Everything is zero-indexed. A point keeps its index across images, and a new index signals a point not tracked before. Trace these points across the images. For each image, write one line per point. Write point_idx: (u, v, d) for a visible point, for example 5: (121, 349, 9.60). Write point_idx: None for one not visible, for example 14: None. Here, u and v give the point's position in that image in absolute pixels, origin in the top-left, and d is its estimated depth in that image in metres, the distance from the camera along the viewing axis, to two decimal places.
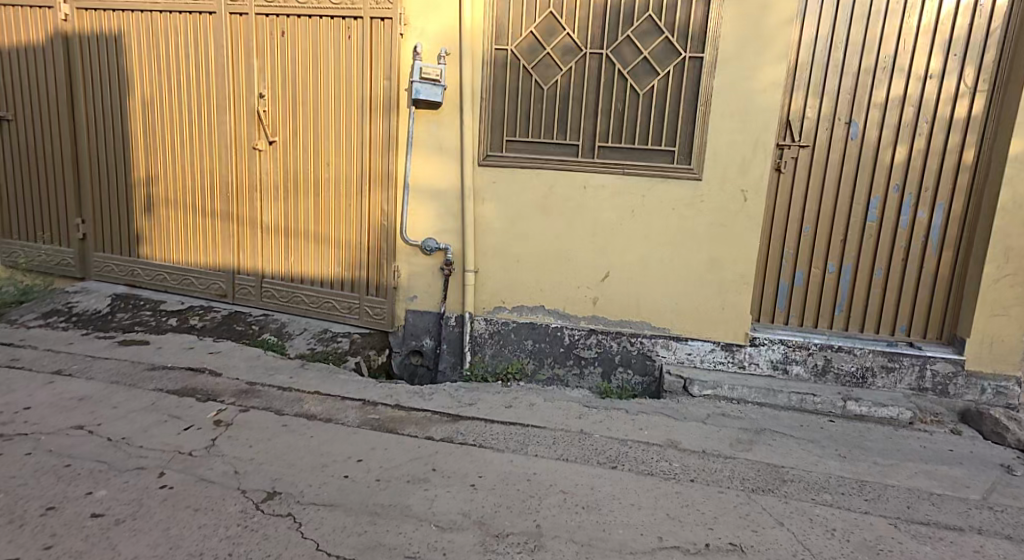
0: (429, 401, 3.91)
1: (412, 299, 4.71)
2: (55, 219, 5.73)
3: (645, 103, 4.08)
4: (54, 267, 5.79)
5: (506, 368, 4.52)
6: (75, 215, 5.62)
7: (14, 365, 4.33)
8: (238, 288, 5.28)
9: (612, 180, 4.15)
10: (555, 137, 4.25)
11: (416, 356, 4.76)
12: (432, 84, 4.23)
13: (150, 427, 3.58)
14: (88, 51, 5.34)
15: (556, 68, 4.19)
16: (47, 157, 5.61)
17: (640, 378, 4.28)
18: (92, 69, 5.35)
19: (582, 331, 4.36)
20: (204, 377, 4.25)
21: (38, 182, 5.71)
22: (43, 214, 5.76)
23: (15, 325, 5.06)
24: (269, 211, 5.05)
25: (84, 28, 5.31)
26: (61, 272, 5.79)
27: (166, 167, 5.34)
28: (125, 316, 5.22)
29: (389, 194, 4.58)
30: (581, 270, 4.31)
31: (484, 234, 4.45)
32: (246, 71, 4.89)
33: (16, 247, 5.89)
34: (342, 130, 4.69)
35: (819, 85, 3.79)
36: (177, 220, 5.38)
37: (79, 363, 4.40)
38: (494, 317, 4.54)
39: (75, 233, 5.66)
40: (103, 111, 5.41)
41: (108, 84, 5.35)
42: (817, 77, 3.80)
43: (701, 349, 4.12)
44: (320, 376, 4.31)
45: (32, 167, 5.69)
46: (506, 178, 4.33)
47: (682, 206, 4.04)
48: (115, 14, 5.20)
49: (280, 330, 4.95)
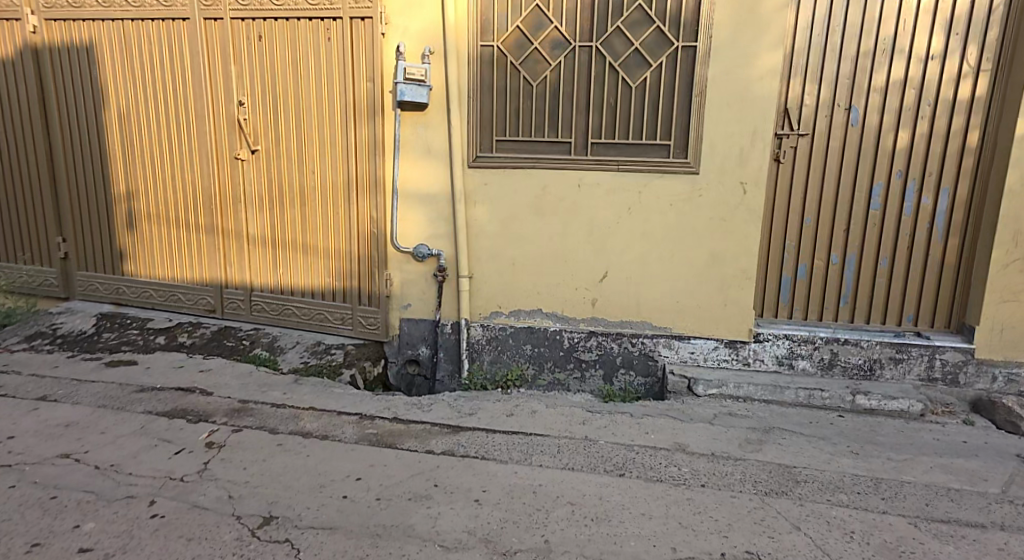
0: (429, 412, 3.82)
1: (406, 307, 4.61)
2: (36, 239, 5.58)
3: (638, 96, 4.00)
4: (37, 288, 5.65)
5: (505, 375, 4.45)
6: (55, 234, 5.48)
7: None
8: (227, 303, 5.16)
9: (607, 177, 4.07)
10: (548, 134, 4.17)
11: (413, 365, 4.69)
12: (417, 85, 4.16)
13: (139, 452, 3.46)
14: (60, 65, 5.19)
15: (545, 64, 4.11)
16: (25, 175, 5.46)
17: (643, 379, 4.21)
18: (66, 82, 5.21)
19: (582, 333, 4.28)
20: (194, 396, 4.14)
21: (16, 202, 5.56)
22: (22, 234, 5.61)
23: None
24: (255, 222, 4.94)
25: (55, 41, 5.16)
26: (44, 293, 5.65)
27: (147, 181, 5.21)
28: (111, 336, 5.09)
29: (377, 200, 4.48)
30: (578, 271, 4.23)
31: (478, 237, 4.36)
32: (225, 79, 4.77)
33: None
34: (326, 136, 4.59)
35: (817, 71, 3.73)
36: (162, 234, 5.26)
37: (64, 388, 4.27)
38: (491, 322, 4.45)
39: (56, 252, 5.52)
40: (79, 125, 5.28)
41: (84, 97, 5.21)
42: (815, 62, 3.74)
43: (705, 347, 4.05)
44: (314, 391, 4.21)
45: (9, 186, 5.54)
46: (500, 179, 4.24)
47: (679, 201, 3.97)
48: (86, 26, 5.06)
49: (273, 344, 4.84)
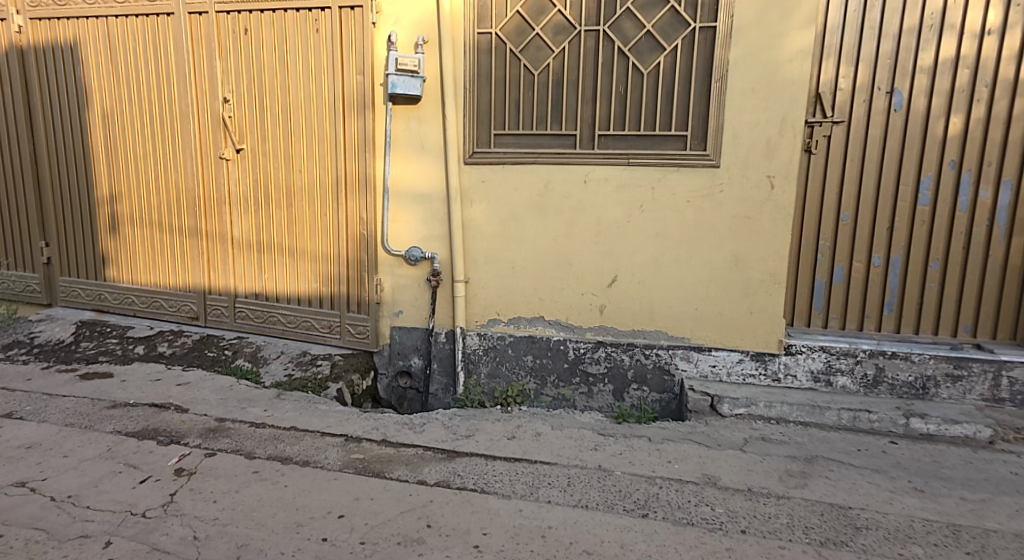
0: (421, 433, 3.40)
1: (397, 315, 4.23)
2: (19, 244, 5.21)
3: (650, 83, 3.61)
4: (21, 294, 5.27)
5: (505, 389, 4.06)
6: (39, 238, 5.10)
7: None
8: (210, 310, 4.75)
9: (615, 173, 3.68)
10: (551, 126, 3.79)
11: (404, 377, 4.31)
12: (409, 76, 3.80)
13: (101, 481, 3.06)
14: (42, 63, 4.81)
15: (547, 50, 3.72)
16: (9, 177, 5.09)
17: (657, 395, 3.82)
18: (48, 81, 4.83)
19: (588, 343, 3.90)
20: (169, 414, 3.74)
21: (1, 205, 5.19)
22: (6, 239, 5.24)
23: None
24: (240, 225, 4.52)
25: (39, 40, 4.78)
26: (28, 299, 5.26)
27: (130, 183, 4.80)
28: (90, 345, 4.70)
29: (368, 199, 4.09)
30: (584, 276, 3.85)
31: (474, 238, 3.98)
32: (209, 74, 4.37)
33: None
34: (314, 133, 4.19)
35: (853, 52, 3.37)
36: (145, 238, 4.85)
37: (33, 403, 3.88)
38: (489, 330, 4.07)
39: (40, 257, 5.13)
40: (60, 125, 4.88)
41: (66, 96, 4.81)
42: (851, 42, 3.37)
43: (729, 358, 3.66)
44: (297, 408, 3.80)
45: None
46: (498, 176, 3.87)
47: (698, 197, 3.58)
48: (69, 23, 4.67)
49: (256, 354, 4.43)
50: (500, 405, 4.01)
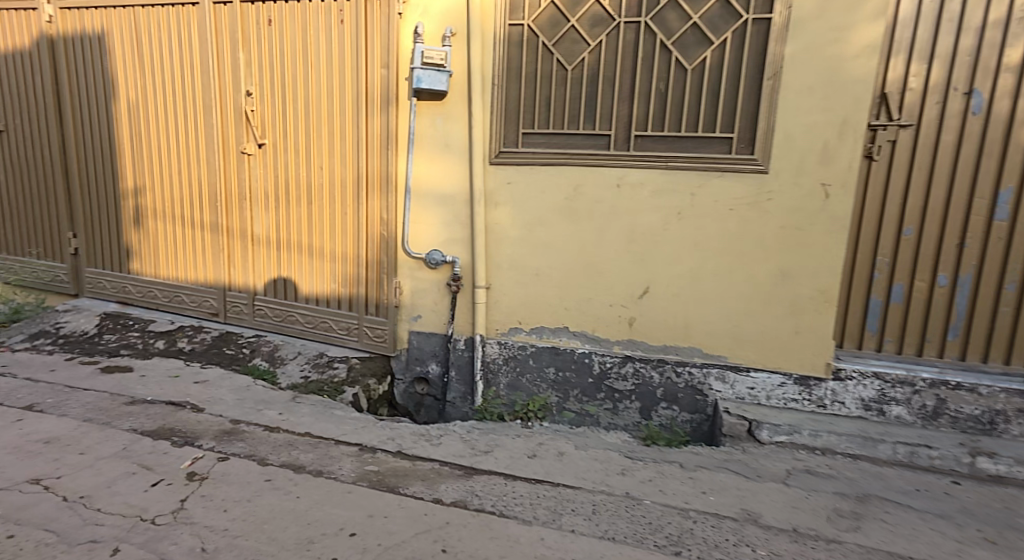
0: (437, 446, 3.19)
1: (415, 320, 4.04)
2: (49, 233, 5.05)
3: (693, 81, 3.42)
4: (50, 283, 5.10)
5: (525, 403, 3.87)
6: (67, 228, 4.95)
7: None
8: (230, 306, 4.54)
9: (652, 176, 3.50)
10: (584, 125, 3.60)
11: (422, 383, 4.09)
12: (435, 71, 3.64)
13: (115, 482, 2.72)
14: (73, 54, 4.74)
15: (582, 44, 3.54)
16: (36, 166, 4.97)
17: (688, 416, 3.64)
18: (78, 72, 4.75)
19: (616, 357, 3.73)
20: (186, 413, 3.37)
21: (28, 195, 5.06)
22: (35, 228, 5.09)
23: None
24: (261, 221, 4.38)
25: (68, 31, 4.71)
26: (57, 289, 5.09)
27: (154, 175, 4.69)
28: (112, 338, 4.39)
29: (389, 199, 3.95)
30: (615, 286, 3.67)
31: (497, 242, 3.80)
32: (232, 66, 4.27)
33: (5, 261, 5.25)
34: (336, 128, 4.06)
35: (926, 47, 3.17)
36: (167, 232, 4.70)
37: (54, 396, 3.50)
38: (510, 339, 3.88)
39: (68, 247, 4.98)
40: (88, 117, 4.80)
41: (95, 87, 4.73)
42: (925, 35, 3.17)
43: (770, 380, 3.50)
44: (313, 412, 3.50)
45: (24, 179, 5.05)
46: (526, 178, 3.69)
47: (743, 205, 3.41)
48: (97, 14, 4.61)
49: (273, 354, 4.20)
50: (519, 420, 3.84)
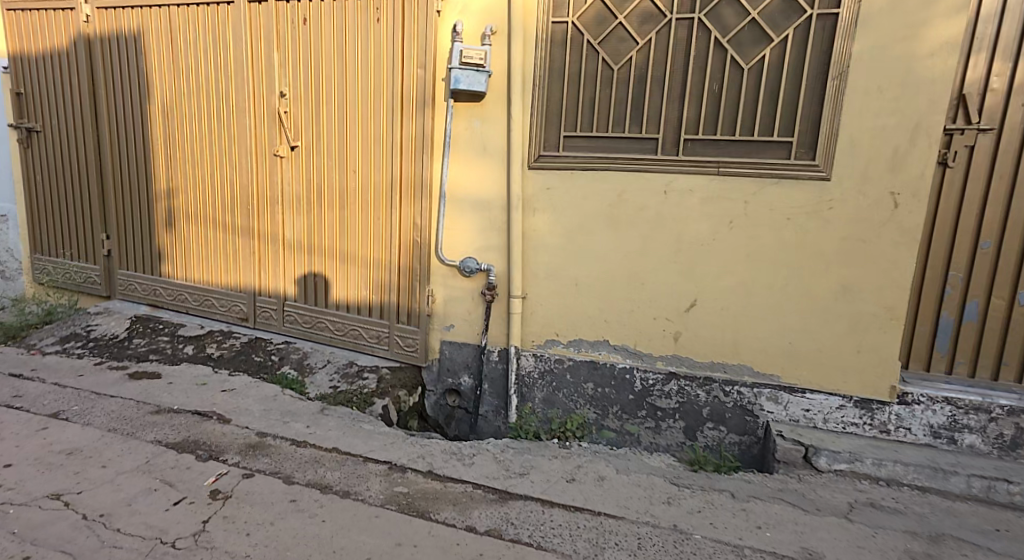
0: (470, 467, 3.02)
1: (448, 329, 3.89)
2: (81, 234, 5.03)
3: (750, 81, 3.28)
4: (82, 285, 5.10)
5: (563, 421, 3.68)
6: (100, 230, 4.93)
7: (12, 407, 3.40)
8: (259, 312, 4.45)
9: (702, 183, 3.35)
10: (630, 128, 3.46)
11: (453, 395, 3.95)
12: (474, 71, 3.48)
13: (135, 499, 2.63)
14: (109, 54, 4.71)
15: (631, 42, 3.39)
16: (71, 167, 4.96)
17: (736, 437, 3.44)
18: (113, 71, 4.72)
19: (659, 374, 3.54)
20: (211, 424, 3.28)
21: (62, 196, 5.06)
22: (70, 229, 5.08)
23: (30, 352, 4.30)
24: (292, 225, 4.27)
25: (105, 30, 4.68)
26: (89, 291, 5.09)
27: (187, 177, 4.63)
28: (142, 342, 4.35)
29: (422, 204, 3.80)
30: (662, 298, 3.50)
31: (535, 250, 3.65)
32: (266, 66, 4.18)
33: (39, 262, 5.27)
34: (369, 130, 3.93)
35: (1012, 44, 2.97)
36: (200, 235, 4.63)
37: (81, 403, 3.45)
38: (546, 351, 3.71)
39: (100, 249, 4.96)
40: (124, 118, 4.76)
41: (130, 87, 4.69)
42: (1012, 30, 2.97)
43: (827, 403, 3.30)
44: (341, 426, 3.37)
45: (58, 180, 5.05)
46: (566, 183, 3.54)
47: (802, 215, 3.24)
48: (134, 13, 4.56)
49: (302, 362, 4.07)
50: (557, 438, 3.63)
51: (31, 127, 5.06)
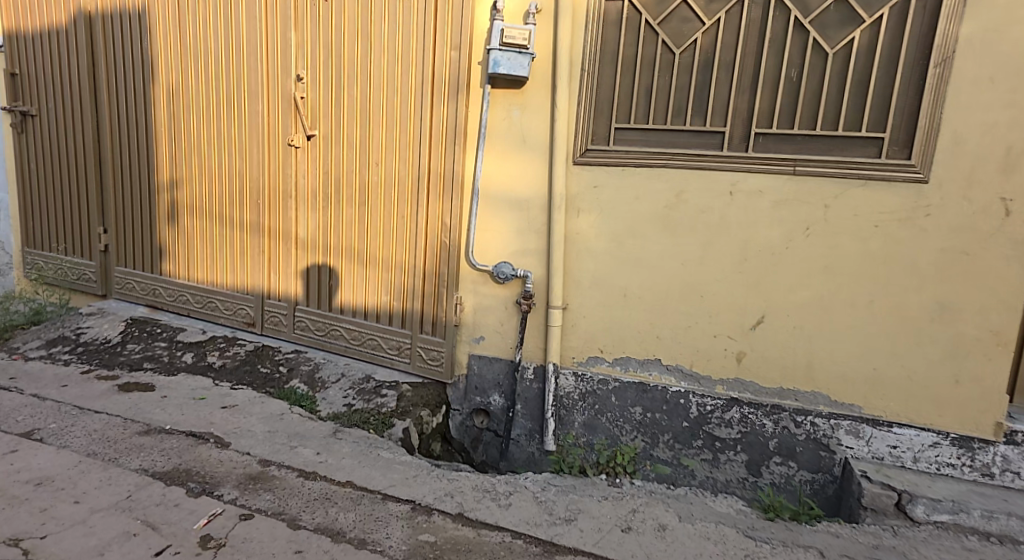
0: (507, 510, 2.59)
1: (477, 341, 3.46)
2: (77, 227, 4.64)
3: (835, 67, 2.83)
4: (75, 282, 4.71)
5: (612, 454, 3.26)
6: (96, 223, 4.54)
7: None
8: (267, 317, 4.04)
9: (775, 183, 2.92)
10: (692, 121, 3.03)
11: (481, 416, 3.53)
12: (516, 53, 3.07)
13: (108, 546, 2.22)
14: (109, 32, 4.31)
15: (695, 23, 2.97)
16: (67, 154, 4.57)
17: (808, 475, 3.00)
18: (113, 52, 4.32)
19: (719, 400, 3.10)
20: (207, 449, 2.87)
21: (57, 187, 4.68)
22: (64, 223, 4.70)
23: (12, 357, 3.91)
24: (305, 223, 3.85)
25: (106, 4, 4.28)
26: (83, 289, 4.70)
27: (191, 168, 4.22)
28: (136, 348, 3.95)
29: (453, 202, 3.37)
30: (725, 313, 3.06)
31: (579, 256, 3.22)
32: (281, 45, 3.76)
33: (31, 256, 4.89)
34: (395, 118, 3.50)
35: None
36: (205, 232, 4.23)
37: (59, 420, 3.05)
38: (588, 370, 3.28)
39: (96, 244, 4.57)
40: (125, 101, 4.36)
41: (131, 69, 4.29)
42: None
43: (919, 439, 2.85)
44: (355, 454, 2.95)
45: (53, 169, 4.66)
46: (617, 181, 3.11)
47: (894, 221, 2.80)
48: None
49: (313, 376, 3.64)
50: (606, 474, 3.22)
51: (25, 110, 4.67)
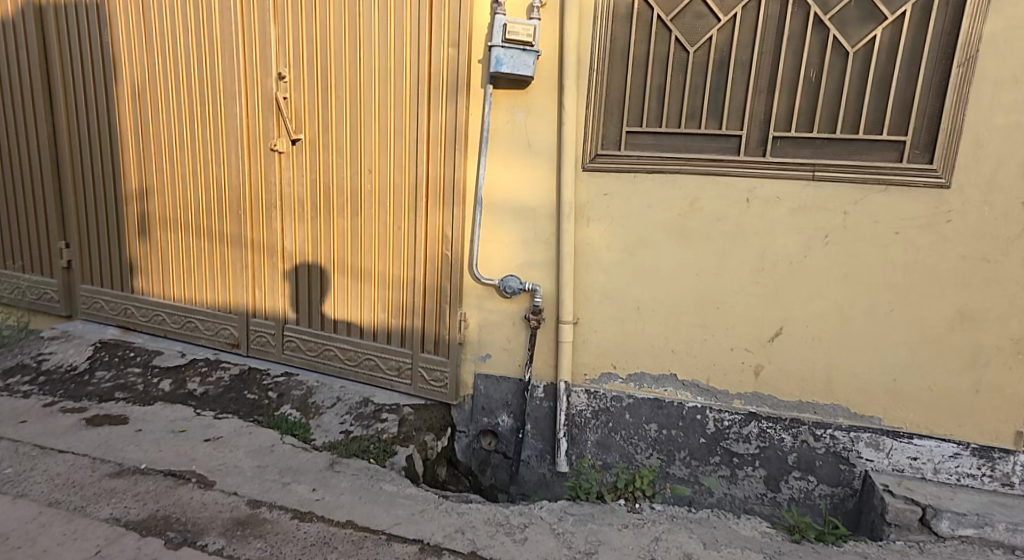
0: (523, 545, 2.46)
1: (483, 359, 3.31)
2: (37, 242, 4.32)
3: (854, 67, 2.73)
4: (36, 303, 4.39)
5: (630, 477, 3.12)
6: (58, 238, 4.23)
7: None
8: (253, 337, 3.81)
9: (793, 190, 2.81)
10: (707, 125, 2.90)
11: (488, 437, 3.40)
12: (520, 51, 2.89)
13: None
14: (65, 29, 3.97)
15: (710, 20, 2.84)
16: (25, 162, 4.25)
17: (828, 489, 2.95)
18: (71, 52, 3.99)
19: (736, 415, 3.02)
20: (188, 491, 2.68)
21: (12, 199, 4.35)
22: (22, 237, 4.37)
23: None
24: (292, 234, 3.62)
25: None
26: (43, 310, 4.38)
27: (163, 178, 3.94)
28: (106, 376, 3.69)
29: (455, 212, 3.20)
30: (741, 326, 2.96)
31: (588, 269, 3.08)
32: (260, 43, 3.50)
33: None
34: (389, 122, 3.29)
35: None
36: (181, 246, 3.96)
37: (17, 465, 2.83)
38: (600, 387, 3.16)
39: (59, 260, 4.26)
40: (85, 105, 4.04)
41: (91, 70, 3.98)
42: None
43: (939, 450, 2.81)
44: (355, 488, 2.78)
45: (9, 179, 4.33)
46: (627, 189, 2.97)
47: (913, 229, 2.72)
48: None
49: (305, 401, 3.43)
50: (624, 499, 3.06)
51: None
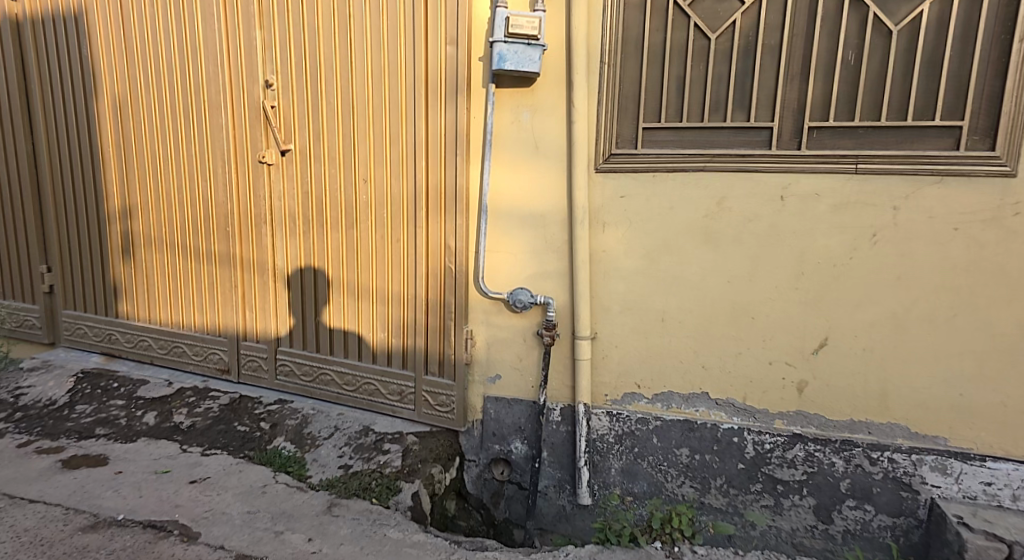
0: None
1: (492, 381, 3.00)
2: (17, 266, 4.07)
3: (900, 46, 2.43)
4: (17, 330, 4.12)
5: (665, 515, 2.77)
6: (39, 261, 3.97)
7: None
8: (244, 362, 3.52)
9: (836, 184, 2.50)
10: (733, 117, 2.61)
11: (500, 465, 3.08)
12: (526, 45, 2.61)
13: None
14: (42, 41, 3.73)
15: (732, 2, 2.55)
16: (4, 184, 4.00)
17: (888, 520, 2.61)
18: (48, 65, 3.75)
19: (779, 437, 2.69)
20: (169, 546, 2.37)
21: None
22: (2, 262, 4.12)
23: None
24: (284, 251, 3.34)
25: (37, 10, 3.71)
26: (25, 337, 4.11)
27: (148, 195, 3.68)
28: (87, 410, 3.40)
29: (458, 222, 2.91)
30: (781, 337, 2.64)
31: (607, 278, 2.78)
32: (245, 49, 3.25)
33: None
34: (384, 127, 3.01)
35: None
36: (167, 266, 3.69)
37: None
38: (624, 409, 2.84)
39: (40, 285, 4.00)
40: (64, 120, 3.79)
41: (69, 84, 3.73)
42: None
43: (1017, 474, 2.47)
44: (356, 536, 2.46)
45: None
46: (648, 189, 2.67)
47: (977, 224, 2.40)
48: None
49: (300, 432, 3.13)
50: (660, 541, 2.69)
51: None
